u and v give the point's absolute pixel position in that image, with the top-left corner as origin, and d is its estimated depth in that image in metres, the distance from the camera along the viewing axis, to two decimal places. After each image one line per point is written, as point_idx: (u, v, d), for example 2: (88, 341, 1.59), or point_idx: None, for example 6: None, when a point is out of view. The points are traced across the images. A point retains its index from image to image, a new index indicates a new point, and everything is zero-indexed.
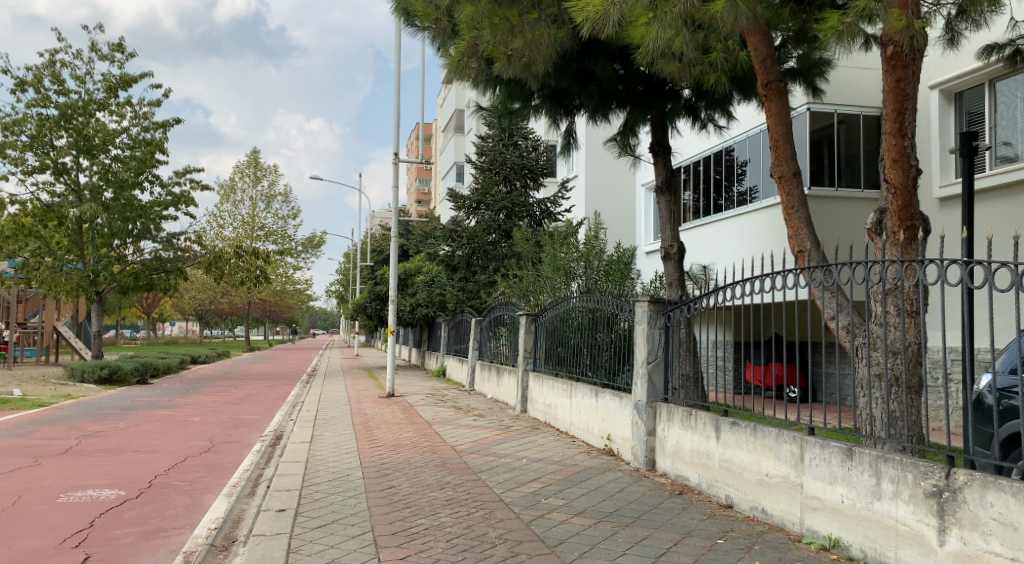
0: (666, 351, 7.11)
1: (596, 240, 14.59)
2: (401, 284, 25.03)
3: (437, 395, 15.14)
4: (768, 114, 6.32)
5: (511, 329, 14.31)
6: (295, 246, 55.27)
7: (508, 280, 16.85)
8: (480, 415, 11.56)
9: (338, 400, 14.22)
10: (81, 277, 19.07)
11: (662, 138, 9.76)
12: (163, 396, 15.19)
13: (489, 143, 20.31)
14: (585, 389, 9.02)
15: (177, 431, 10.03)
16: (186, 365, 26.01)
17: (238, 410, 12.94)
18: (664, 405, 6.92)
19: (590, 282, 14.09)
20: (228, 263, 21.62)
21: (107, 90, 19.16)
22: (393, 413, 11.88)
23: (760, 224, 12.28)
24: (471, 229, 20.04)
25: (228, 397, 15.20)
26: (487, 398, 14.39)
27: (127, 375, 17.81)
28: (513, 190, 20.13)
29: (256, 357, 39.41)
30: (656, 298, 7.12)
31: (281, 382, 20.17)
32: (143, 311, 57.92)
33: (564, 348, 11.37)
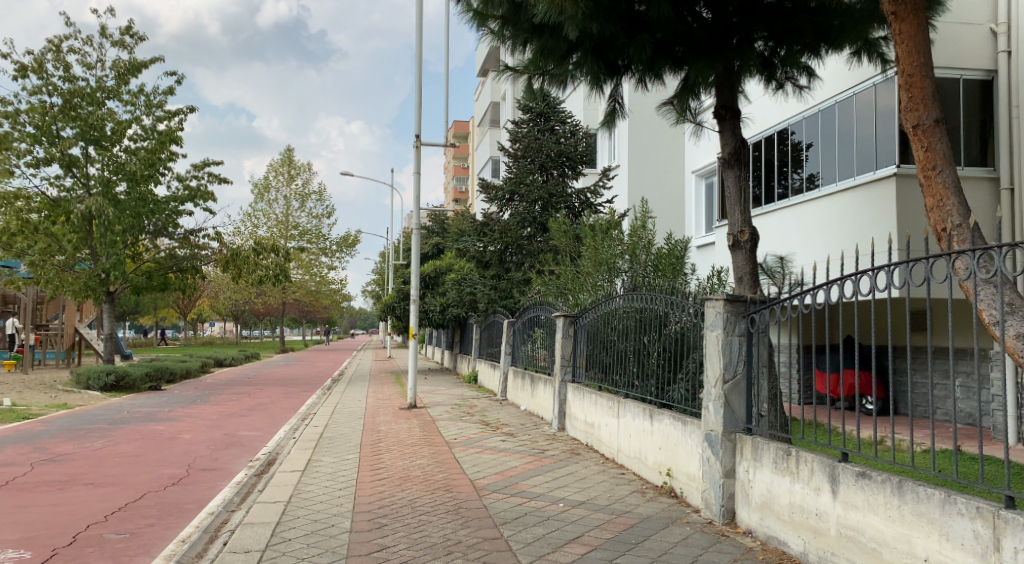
0: (749, 366, 5.38)
1: (642, 232, 12.86)
2: (429, 283, 23.57)
3: (464, 405, 13.58)
4: (901, 40, 4.87)
5: (547, 332, 12.66)
6: (329, 246, 54.42)
7: (543, 276, 15.19)
8: (510, 433, 9.94)
9: (353, 412, 12.75)
10: (90, 277, 18.02)
11: (729, 100, 7.99)
12: (166, 406, 13.90)
13: (524, 128, 18.70)
14: (637, 408, 7.32)
15: (157, 454, 8.62)
16: (208, 368, 24.94)
17: (240, 424, 11.55)
18: (747, 438, 5.19)
19: (636, 278, 12.39)
20: (247, 261, 20.39)
21: (116, 77, 17.95)
22: (411, 430, 10.32)
23: (844, 208, 10.41)
24: (504, 222, 18.43)
25: (235, 407, 13.83)
26: (520, 410, 12.78)
27: (135, 382, 16.63)
28: (550, 179, 18.49)
29: (287, 358, 38.48)
30: (733, 295, 5.39)
31: (301, 388, 18.87)
32: (180, 311, 57.67)
33: (608, 355, 9.66)
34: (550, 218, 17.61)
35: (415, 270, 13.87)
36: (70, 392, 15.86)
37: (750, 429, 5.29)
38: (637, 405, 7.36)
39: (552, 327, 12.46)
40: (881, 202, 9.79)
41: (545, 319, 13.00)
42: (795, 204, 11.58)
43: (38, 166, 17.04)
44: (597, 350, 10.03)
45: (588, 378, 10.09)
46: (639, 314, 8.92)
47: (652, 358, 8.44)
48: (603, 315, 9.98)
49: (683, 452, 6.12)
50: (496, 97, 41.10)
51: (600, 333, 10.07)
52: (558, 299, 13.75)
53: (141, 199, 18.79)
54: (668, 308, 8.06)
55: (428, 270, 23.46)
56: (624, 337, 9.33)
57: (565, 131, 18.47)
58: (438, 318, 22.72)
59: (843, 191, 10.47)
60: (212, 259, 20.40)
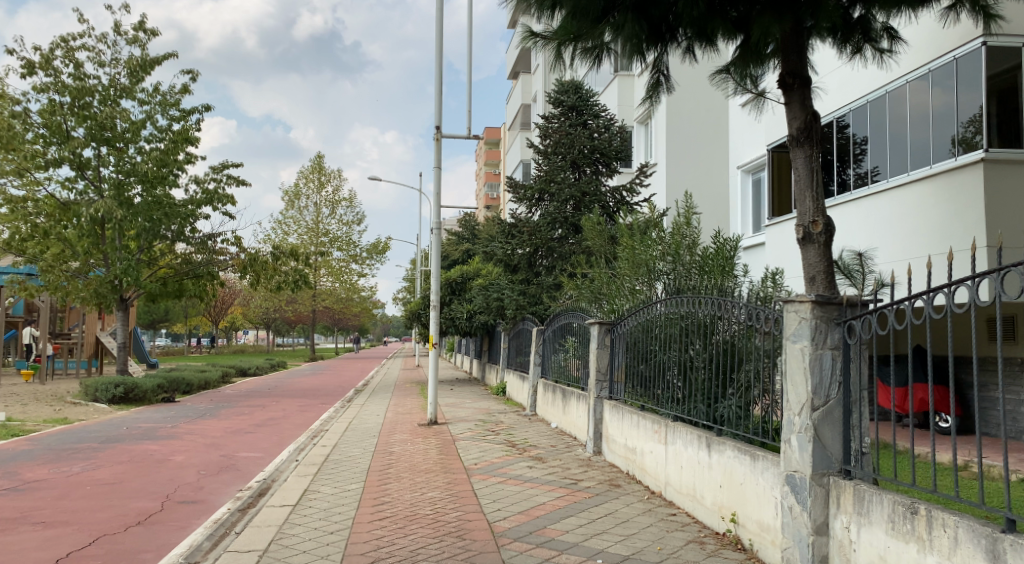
0: (847, 390, 4.12)
1: (687, 230, 11.57)
2: (455, 289, 22.48)
3: (489, 421, 12.38)
4: None
5: (580, 342, 11.42)
6: (359, 252, 53.75)
7: (574, 280, 13.98)
8: (538, 458, 8.71)
9: (368, 429, 11.66)
10: (102, 284, 17.34)
11: (799, 65, 6.65)
12: (172, 420, 12.97)
13: (554, 124, 17.58)
14: (691, 435, 6.10)
15: (137, 481, 7.61)
16: (229, 378, 24.16)
17: (242, 443, 10.53)
18: (845, 484, 3.95)
19: (679, 280, 11.03)
20: (266, 266, 19.48)
21: (128, 75, 17.13)
22: (427, 452, 9.17)
23: (924, 199, 9.06)
24: (533, 223, 17.25)
25: (244, 422, 12.84)
26: (550, 428, 11.56)
27: (145, 393, 15.79)
28: (583, 177, 17.27)
29: (314, 366, 37.77)
30: (825, 297, 4.15)
31: (320, 400, 17.87)
32: (211, 319, 57.54)
33: (650, 367, 8.42)
34: (583, 217, 16.36)
35: (432, 279, 12.67)
36: (77, 405, 15.06)
37: (849, 472, 4.04)
38: (689, 429, 6.18)
39: (585, 338, 11.23)
40: (969, 191, 8.44)
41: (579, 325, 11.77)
42: (862, 197, 10.24)
43: (47, 168, 16.26)
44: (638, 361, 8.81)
45: (628, 394, 8.85)
46: (683, 321, 7.70)
47: (704, 372, 7.23)
48: (642, 324, 8.74)
49: (752, 495, 4.91)
50: (527, 99, 39.99)
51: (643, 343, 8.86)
52: (593, 306, 12.46)
53: (156, 203, 18.03)
54: (722, 313, 6.84)
55: (454, 276, 22.36)
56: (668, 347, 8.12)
57: (598, 126, 17.28)
58: (464, 326, 21.60)
59: (921, 180, 9.13)
60: (230, 264, 19.55)
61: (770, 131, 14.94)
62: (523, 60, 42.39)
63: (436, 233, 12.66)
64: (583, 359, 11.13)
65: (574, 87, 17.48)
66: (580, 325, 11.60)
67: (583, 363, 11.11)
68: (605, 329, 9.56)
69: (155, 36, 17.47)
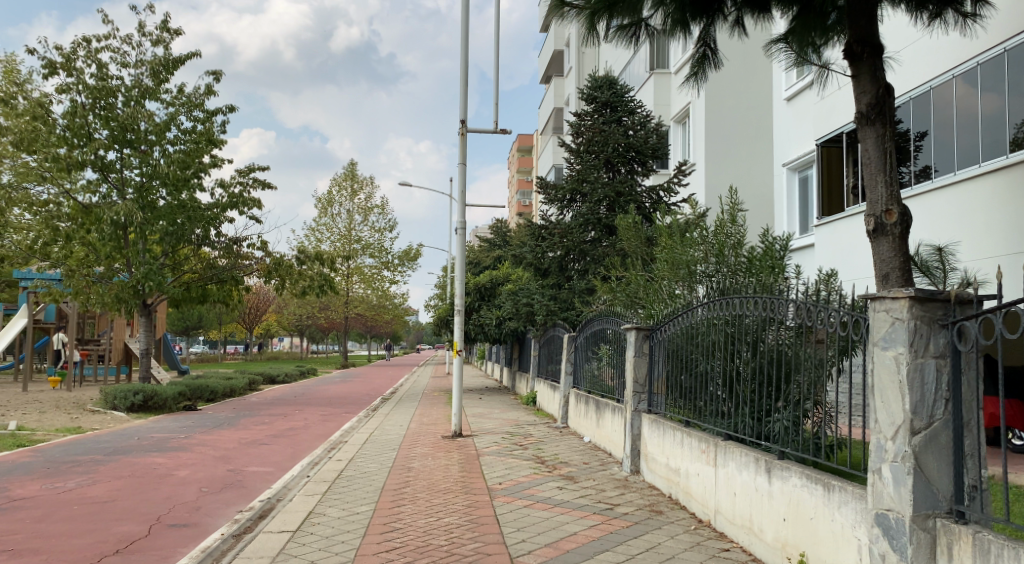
0: (958, 409, 3.26)
1: (731, 228, 10.68)
2: (484, 295, 21.82)
3: (518, 434, 11.60)
4: None
5: (616, 350, 10.59)
6: (391, 259, 53.43)
7: (608, 283, 13.17)
8: (570, 478, 7.91)
9: (389, 441, 10.98)
10: (124, 288, 17.02)
11: (869, 30, 5.74)
12: (187, 430, 12.44)
13: (587, 121, 16.81)
14: (746, 457, 5.27)
15: (132, 500, 6.98)
16: (256, 386, 23.75)
17: (255, 455, 9.91)
18: (958, 531, 3.09)
19: (724, 283, 10.16)
20: (291, 271, 18.99)
21: (151, 75, 16.84)
22: (449, 469, 8.43)
23: (1007, 191, 8.14)
24: (565, 224, 16.46)
25: (261, 433, 12.25)
26: (584, 442, 10.75)
27: (164, 402, 15.35)
28: (618, 176, 16.46)
29: (345, 374, 37.38)
30: (928, 293, 3.30)
31: (343, 409, 17.27)
32: (245, 326, 57.75)
33: (693, 377, 7.60)
34: (618, 218, 15.54)
35: (457, 282, 11.93)
36: (95, 413, 14.66)
37: (962, 515, 3.18)
38: (745, 450, 5.35)
39: (622, 345, 10.40)
40: None
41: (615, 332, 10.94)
42: (934, 189, 9.33)
43: (68, 172, 15.91)
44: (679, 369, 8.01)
45: (668, 407, 8.03)
46: (730, 325, 6.88)
47: (757, 383, 6.43)
48: (682, 328, 7.94)
49: (827, 534, 4.09)
50: (560, 101, 39.24)
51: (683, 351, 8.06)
52: (628, 311, 11.62)
53: (180, 206, 17.68)
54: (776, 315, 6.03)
55: (483, 281, 21.70)
56: (712, 356, 7.32)
57: (634, 122, 16.46)
58: (494, 332, 20.91)
59: (1003, 169, 8.20)
60: (254, 269, 19.12)
61: (819, 125, 13.98)
62: (556, 62, 41.66)
63: (460, 234, 11.88)
64: (619, 367, 10.30)
65: (608, 83, 16.81)
66: (616, 331, 10.79)
67: (619, 372, 10.28)
68: (642, 334, 8.69)
69: (178, 35, 17.12)
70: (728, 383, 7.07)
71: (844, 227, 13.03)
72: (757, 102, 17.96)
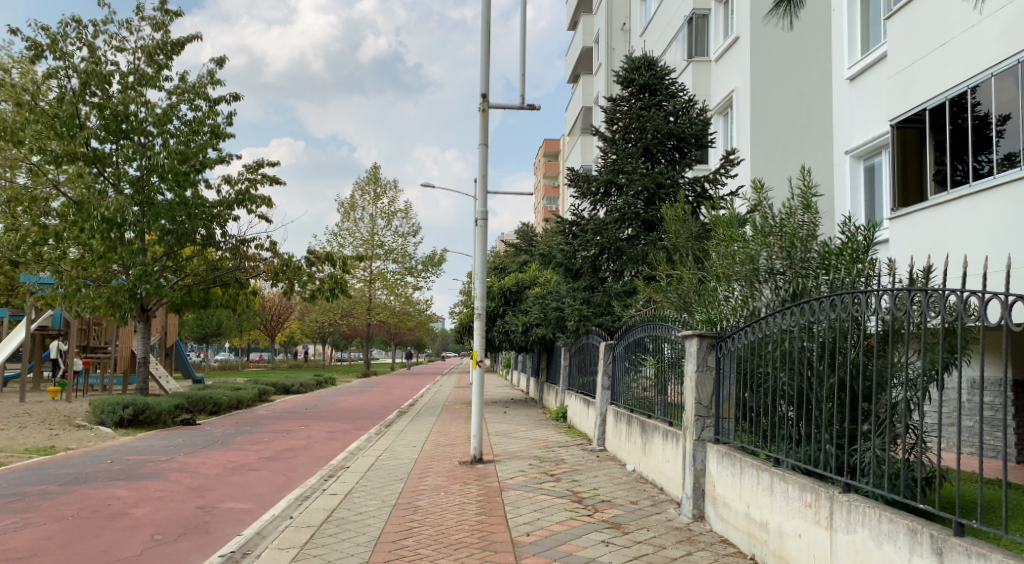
0: None
1: (803, 215, 8.95)
2: (509, 300, 20.26)
3: (547, 459, 9.95)
4: None
5: (667, 362, 8.93)
6: (415, 265, 52.04)
7: (650, 282, 11.52)
8: (616, 525, 6.25)
9: (399, 468, 9.41)
10: (120, 291, 15.72)
11: None
12: (174, 450, 10.97)
13: (623, 106, 15.18)
14: (894, 528, 3.62)
15: (56, 554, 5.46)
16: (267, 396, 22.38)
17: (238, 486, 8.37)
18: None
19: (795, 281, 8.46)
20: (300, 273, 17.57)
21: (148, 60, 15.55)
22: (464, 512, 6.80)
23: None
24: (598, 220, 14.82)
25: (254, 455, 10.75)
26: (626, 471, 9.10)
27: (156, 416, 13.96)
28: (658, 166, 14.80)
29: (365, 382, 35.99)
30: None
31: (354, 423, 15.75)
32: (267, 333, 56.75)
33: (765, 398, 6.07)
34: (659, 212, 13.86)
35: (477, 282, 10.28)
36: (81, 429, 13.31)
37: None
38: (889, 518, 3.70)
39: (675, 357, 8.72)
40: None
41: (664, 338, 9.26)
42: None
43: (57, 164, 14.67)
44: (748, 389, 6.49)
45: (737, 436, 6.39)
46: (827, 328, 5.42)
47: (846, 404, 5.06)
48: (743, 340, 6.45)
49: None
50: (589, 100, 37.54)
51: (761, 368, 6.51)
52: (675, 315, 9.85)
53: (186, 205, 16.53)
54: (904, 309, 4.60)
55: (509, 285, 20.12)
56: (783, 373, 5.89)
57: (676, 106, 14.78)
58: (520, 340, 19.28)
59: None
60: (261, 272, 17.77)
61: (893, 103, 12.19)
62: (585, 59, 40.00)
63: (481, 229, 10.15)
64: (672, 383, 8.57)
65: (647, 64, 15.21)
66: (667, 337, 9.12)
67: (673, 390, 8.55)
68: (707, 344, 6.92)
69: (177, 16, 15.81)
70: (802, 404, 5.66)
71: (928, 219, 11.26)
72: (811, 90, 16.37)
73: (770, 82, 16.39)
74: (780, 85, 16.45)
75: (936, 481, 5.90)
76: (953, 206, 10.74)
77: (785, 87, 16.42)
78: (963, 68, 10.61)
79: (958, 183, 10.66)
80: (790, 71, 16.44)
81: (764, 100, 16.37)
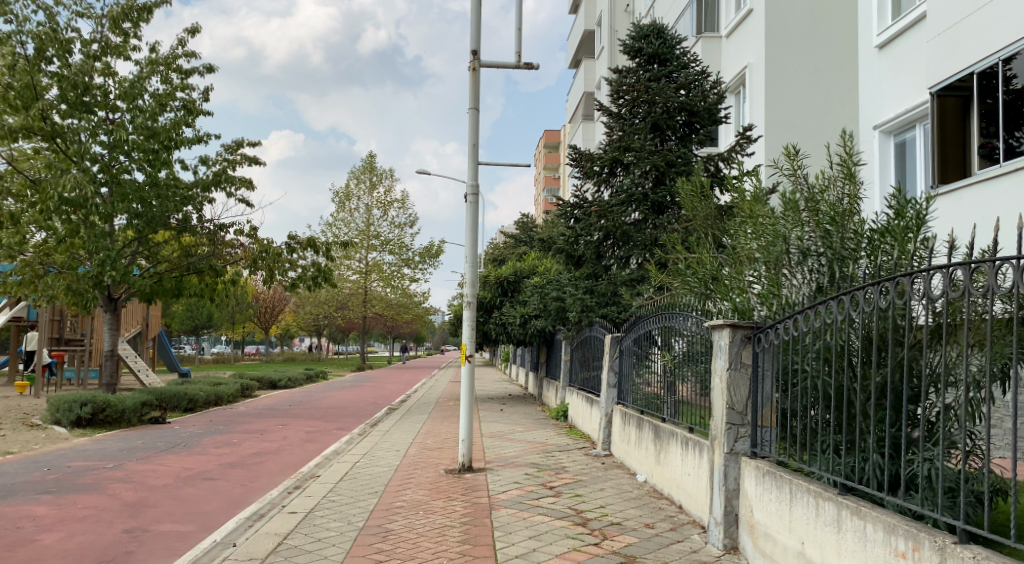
0: None
1: (845, 184, 7.67)
2: (506, 290, 19.09)
3: (545, 467, 8.73)
4: None
5: (689, 356, 7.74)
6: (412, 257, 50.76)
7: (660, 268, 10.30)
8: (631, 560, 5.05)
9: (375, 478, 8.20)
10: (82, 278, 14.43)
11: None
12: (127, 454, 9.77)
13: (629, 79, 13.95)
14: None
15: None
16: (251, 391, 21.17)
17: (184, 501, 7.16)
18: None
19: (835, 260, 7.24)
20: (280, 259, 16.33)
21: (111, 26, 14.28)
22: (445, 541, 5.58)
23: None
24: (603, 201, 13.62)
25: (216, 460, 9.54)
26: (637, 482, 7.90)
27: (117, 414, 12.74)
28: (668, 142, 13.58)
29: (359, 376, 34.86)
30: None
31: (338, 422, 14.54)
32: (261, 325, 55.55)
33: (800, 399, 4.97)
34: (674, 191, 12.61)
35: (465, 268, 9.04)
36: (33, 429, 12.11)
37: None
38: None
39: (697, 352, 7.48)
40: None
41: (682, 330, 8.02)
42: None
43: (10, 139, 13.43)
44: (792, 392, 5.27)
45: (785, 448, 5.12)
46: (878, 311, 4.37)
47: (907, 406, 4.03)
48: (777, 333, 5.23)
49: None
50: (591, 86, 36.16)
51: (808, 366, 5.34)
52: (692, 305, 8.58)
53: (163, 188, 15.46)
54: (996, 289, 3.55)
55: (506, 274, 18.95)
56: (823, 370, 4.79)
57: (688, 77, 13.54)
58: (518, 333, 18.08)
59: None
60: (240, 259, 16.56)
61: (934, 68, 10.94)
62: (586, 43, 38.65)
63: (471, 207, 8.87)
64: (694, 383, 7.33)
65: (655, 31, 13.92)
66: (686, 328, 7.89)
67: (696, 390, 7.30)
68: (741, 336, 5.56)
69: None
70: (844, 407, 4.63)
71: (971, 196, 10.13)
72: (829, 65, 15.17)
73: (786, 55, 15.16)
74: (796, 59, 15.23)
75: (1001, 496, 4.91)
76: (1003, 181, 9.58)
77: (803, 61, 15.20)
78: (1017, 24, 9.35)
79: (1014, 154, 9.45)
80: (807, 45, 15.22)
81: (780, 75, 15.14)
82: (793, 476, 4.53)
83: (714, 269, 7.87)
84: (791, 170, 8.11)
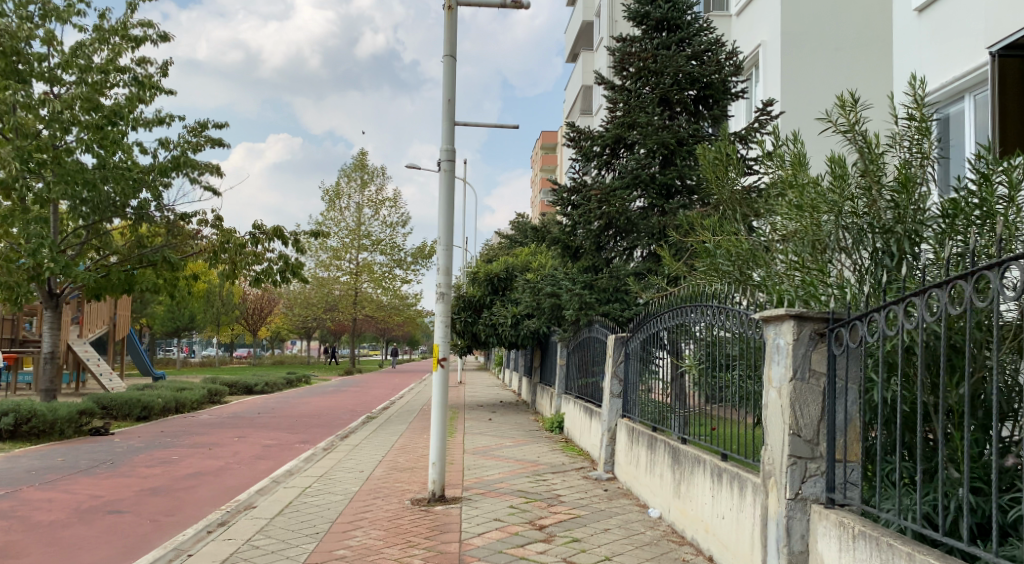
0: None
1: (918, 141, 5.98)
2: (497, 288, 17.50)
3: (535, 497, 7.09)
4: None
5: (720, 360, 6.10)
6: (404, 257, 49.05)
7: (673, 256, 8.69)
8: None
9: (323, 514, 6.57)
10: (15, 271, 12.78)
11: None
12: (33, 476, 8.12)
13: (634, 48, 12.32)
14: None
15: None
16: (220, 397, 19.50)
17: (64, 546, 5.54)
18: None
19: (906, 239, 5.60)
20: (243, 252, 14.64)
21: None
22: None
23: None
24: (604, 184, 12.01)
25: (136, 484, 7.90)
26: (648, 520, 6.27)
27: (44, 424, 11.09)
28: (676, 119, 12.05)
29: (345, 380, 33.26)
30: None
31: (304, 433, 12.89)
32: (248, 327, 53.82)
33: (900, 430, 3.34)
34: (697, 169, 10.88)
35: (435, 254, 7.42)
36: None
37: None
38: None
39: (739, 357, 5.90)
40: None
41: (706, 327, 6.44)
42: None
43: None
44: (878, 409, 3.71)
45: (879, 491, 3.52)
46: None
47: None
48: (867, 329, 3.57)
49: None
50: (590, 79, 34.45)
51: (894, 373, 3.80)
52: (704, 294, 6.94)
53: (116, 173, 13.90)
54: None
55: (497, 270, 17.36)
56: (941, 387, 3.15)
57: (700, 45, 11.95)
58: (509, 335, 16.48)
59: None
60: (200, 252, 14.92)
61: (992, 23, 9.33)
62: (584, 34, 37.14)
63: (445, 177, 7.30)
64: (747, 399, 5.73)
65: None
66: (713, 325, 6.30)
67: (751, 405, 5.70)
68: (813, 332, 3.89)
69: None
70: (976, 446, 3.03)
71: None
72: (850, 42, 13.70)
73: (805, 31, 13.61)
74: (815, 35, 13.69)
75: None
76: None
77: (822, 37, 13.66)
78: None
79: None
80: (827, 19, 13.67)
81: (798, 54, 13.58)
82: (913, 548, 2.90)
83: (741, 246, 6.28)
84: (845, 126, 6.47)
